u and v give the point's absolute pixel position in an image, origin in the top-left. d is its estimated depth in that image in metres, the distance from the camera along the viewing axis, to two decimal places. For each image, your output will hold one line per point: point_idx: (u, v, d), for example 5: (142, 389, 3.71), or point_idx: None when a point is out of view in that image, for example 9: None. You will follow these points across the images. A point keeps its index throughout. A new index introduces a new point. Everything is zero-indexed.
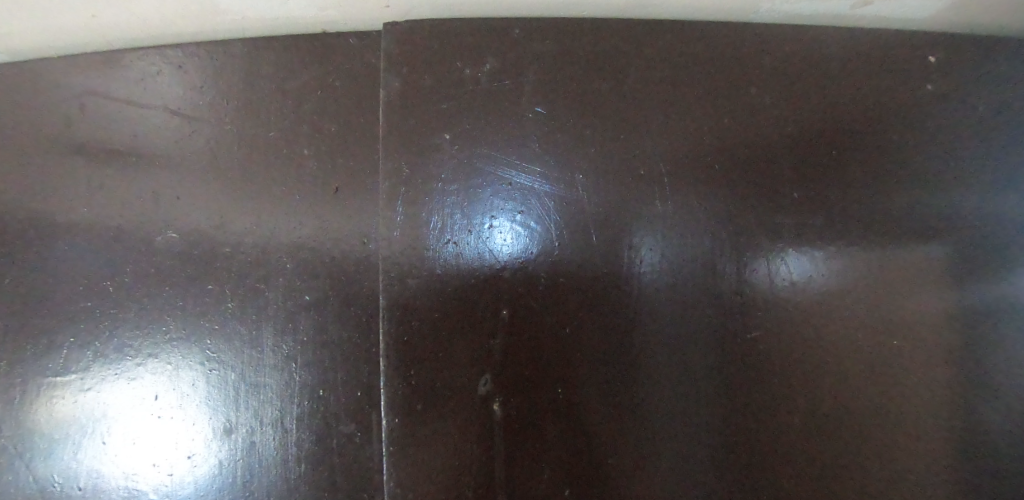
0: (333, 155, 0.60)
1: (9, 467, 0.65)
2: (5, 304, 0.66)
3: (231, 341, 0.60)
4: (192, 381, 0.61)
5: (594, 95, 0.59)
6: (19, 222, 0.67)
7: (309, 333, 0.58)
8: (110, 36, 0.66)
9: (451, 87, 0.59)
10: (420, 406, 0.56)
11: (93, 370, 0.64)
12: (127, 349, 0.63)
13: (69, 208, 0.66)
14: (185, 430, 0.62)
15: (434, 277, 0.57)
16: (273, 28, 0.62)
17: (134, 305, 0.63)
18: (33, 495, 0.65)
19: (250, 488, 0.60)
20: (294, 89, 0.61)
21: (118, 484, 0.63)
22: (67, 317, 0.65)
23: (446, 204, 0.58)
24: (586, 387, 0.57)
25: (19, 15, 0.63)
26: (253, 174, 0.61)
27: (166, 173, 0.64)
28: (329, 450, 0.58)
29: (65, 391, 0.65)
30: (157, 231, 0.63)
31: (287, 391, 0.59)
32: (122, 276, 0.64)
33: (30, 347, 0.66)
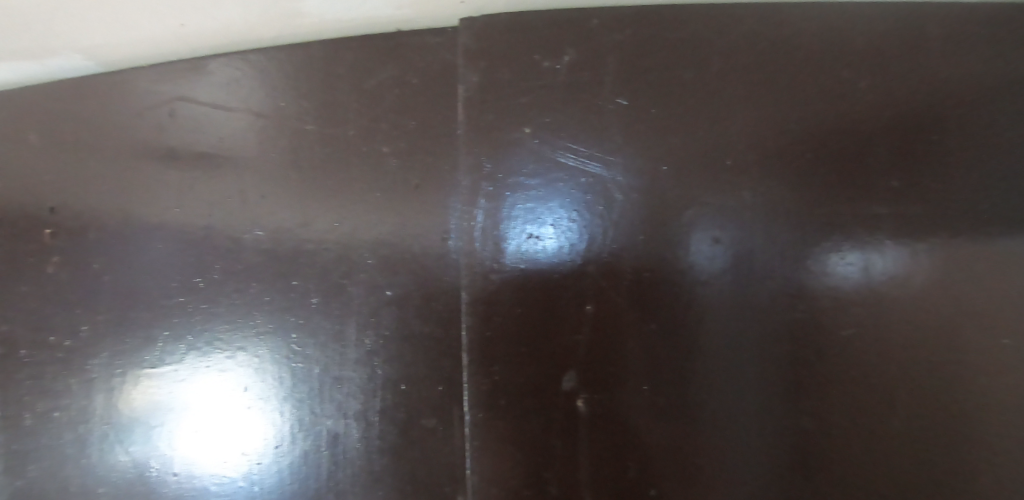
0: (412, 152, 0.60)
1: (116, 450, 0.70)
2: (111, 300, 0.71)
3: (315, 335, 0.61)
4: (279, 373, 0.63)
5: (675, 83, 0.58)
6: (121, 223, 0.72)
7: (392, 328, 0.59)
8: (197, 42, 0.69)
9: (529, 80, 0.58)
10: (504, 401, 0.57)
11: (187, 362, 0.68)
12: (218, 342, 0.66)
13: (163, 209, 0.70)
14: (272, 420, 0.64)
15: (516, 272, 0.57)
16: (350, 29, 0.63)
17: (224, 300, 0.65)
18: (135, 478, 0.69)
19: (334, 479, 0.61)
20: (372, 87, 0.62)
21: (210, 471, 0.66)
22: (162, 312, 0.69)
23: (528, 198, 0.57)
24: (673, 383, 0.55)
25: (116, 27, 0.67)
26: (333, 172, 0.62)
27: (249, 172, 0.66)
28: (411, 445, 0.59)
29: (162, 381, 0.69)
30: (243, 229, 0.65)
31: (371, 384, 0.60)
32: (211, 273, 0.66)
33: (131, 340, 0.70)
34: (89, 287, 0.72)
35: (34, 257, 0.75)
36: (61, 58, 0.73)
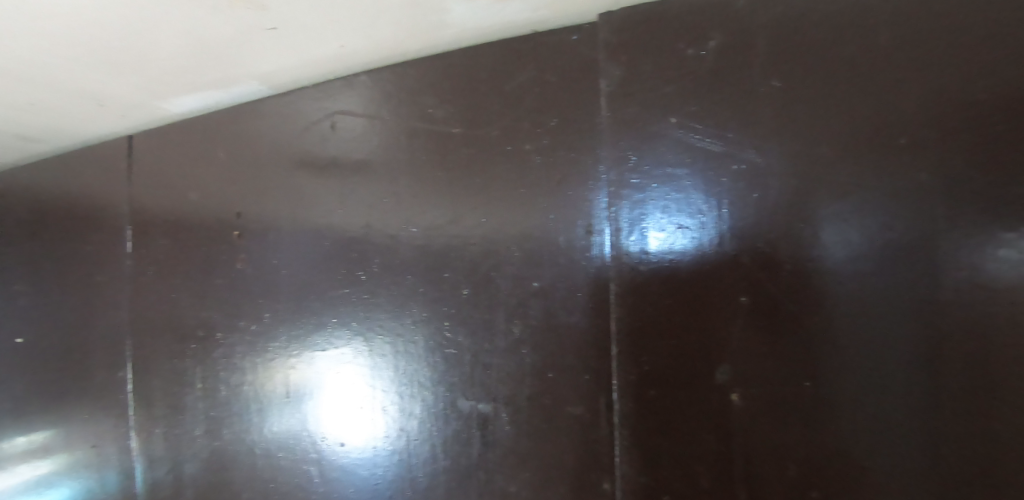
0: (555, 148, 0.62)
1: (295, 420, 0.81)
2: (288, 291, 0.81)
3: (465, 324, 0.66)
4: (431, 358, 0.68)
5: (834, 60, 0.54)
6: (292, 224, 0.81)
7: (538, 318, 0.62)
8: (352, 61, 0.76)
9: (672, 69, 0.58)
10: (653, 392, 0.57)
11: (351, 345, 0.75)
12: (378, 329, 0.72)
13: (327, 210, 0.78)
14: (425, 401, 0.69)
15: (664, 263, 0.57)
16: (489, 35, 0.67)
17: (383, 291, 0.72)
18: (310, 446, 0.79)
19: (483, 458, 0.65)
20: (513, 89, 0.65)
21: (371, 444, 0.74)
22: (330, 302, 0.77)
23: (675, 189, 0.57)
24: (838, 381, 0.52)
25: (289, 55, 0.75)
26: (478, 171, 0.66)
27: (402, 174, 0.71)
28: (557, 430, 0.61)
29: (330, 361, 0.77)
30: (398, 227, 0.71)
31: (518, 371, 0.63)
32: (370, 267, 0.73)
33: (304, 326, 0.80)
34: (270, 280, 0.83)
35: (228, 255, 0.88)
36: (243, 85, 0.85)
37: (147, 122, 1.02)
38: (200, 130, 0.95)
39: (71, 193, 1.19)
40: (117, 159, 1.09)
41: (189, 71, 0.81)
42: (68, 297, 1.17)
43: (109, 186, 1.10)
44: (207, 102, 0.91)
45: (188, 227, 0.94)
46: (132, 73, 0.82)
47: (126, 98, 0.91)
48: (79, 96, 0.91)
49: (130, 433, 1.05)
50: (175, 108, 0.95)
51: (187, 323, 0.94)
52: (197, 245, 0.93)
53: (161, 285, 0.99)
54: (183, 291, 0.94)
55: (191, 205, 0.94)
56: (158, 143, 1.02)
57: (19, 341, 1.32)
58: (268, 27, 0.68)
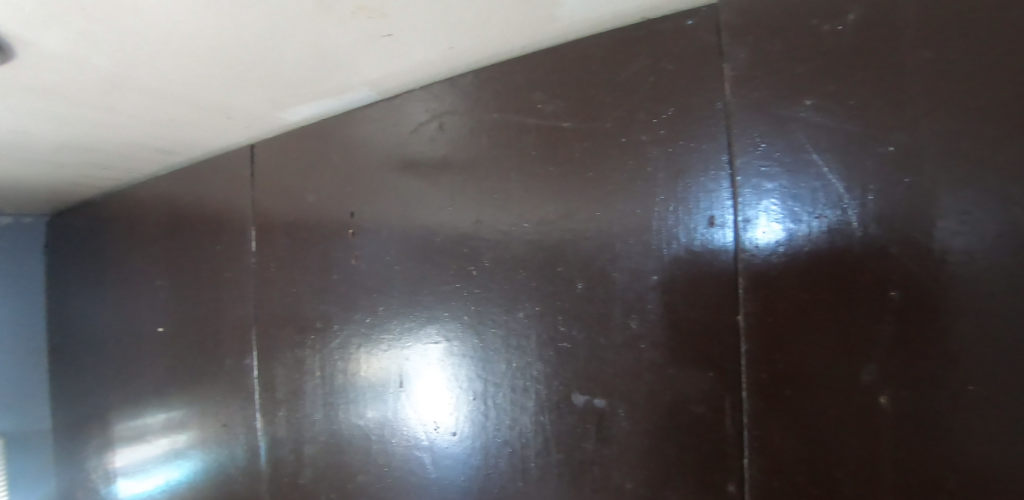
0: (673, 139, 0.61)
1: (408, 409, 0.84)
2: (400, 285, 0.85)
3: (580, 319, 0.66)
4: (543, 352, 0.69)
5: (1004, 25, 0.47)
6: (403, 221, 0.85)
7: (658, 311, 0.61)
8: (459, 61, 0.77)
9: (805, 49, 0.54)
10: (787, 392, 0.54)
11: (461, 337, 0.77)
12: (489, 322, 0.74)
13: (436, 207, 0.80)
14: (537, 394, 0.69)
15: (800, 255, 0.54)
16: (597, 26, 0.66)
17: (494, 285, 0.73)
18: (423, 434, 0.83)
19: (598, 454, 0.65)
20: (626, 80, 0.64)
21: (482, 436, 0.75)
22: (440, 296, 0.79)
23: (809, 176, 0.54)
24: (1014, 387, 0.46)
25: (400, 61, 0.77)
26: (591, 164, 0.66)
27: (511, 170, 0.73)
28: (678, 427, 0.60)
29: (441, 353, 0.80)
30: (508, 223, 0.72)
31: (636, 366, 0.62)
32: (481, 262, 0.75)
33: (415, 319, 0.82)
34: (382, 275, 0.87)
35: (344, 252, 0.93)
36: (355, 92, 0.89)
37: (268, 131, 1.10)
38: (316, 136, 1.02)
39: (204, 197, 1.31)
40: (242, 166, 1.19)
41: (309, 82, 0.86)
42: (202, 291, 1.30)
43: (235, 190, 1.21)
44: (324, 109, 0.97)
45: (306, 226, 1.01)
46: (259, 87, 0.89)
47: (252, 110, 0.99)
48: (212, 111, 1.00)
49: (256, 415, 1.15)
50: (294, 117, 1.02)
51: (307, 315, 1.01)
52: (315, 243, 0.99)
53: (282, 280, 1.07)
54: (303, 285, 1.01)
55: (308, 206, 1.01)
56: (278, 148, 1.10)
57: (160, 329, 1.48)
58: (386, 34, 0.69)
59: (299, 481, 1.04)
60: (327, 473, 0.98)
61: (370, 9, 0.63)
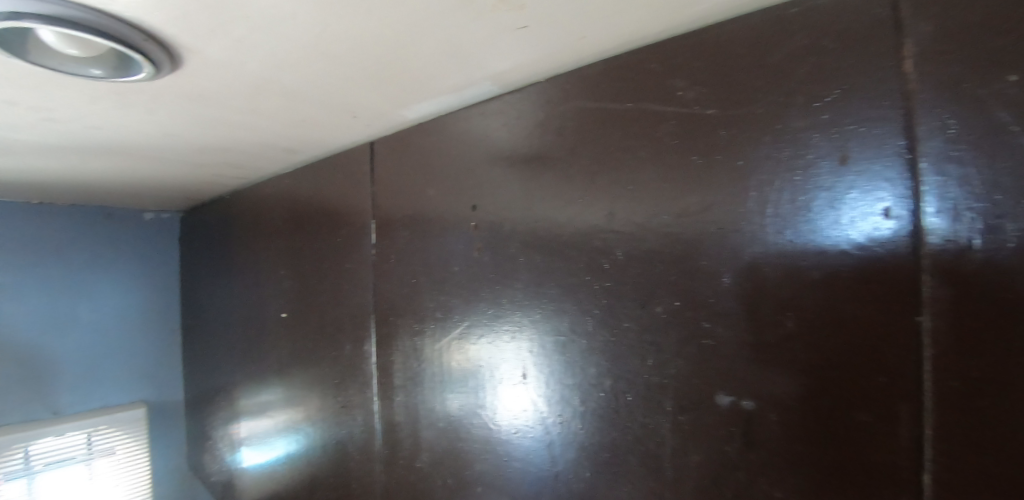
0: (838, 125, 0.56)
1: (531, 402, 0.84)
2: (525, 278, 0.84)
3: (724, 315, 0.63)
4: (683, 349, 0.66)
5: None
6: (527, 215, 0.84)
7: (818, 310, 0.57)
8: (589, 51, 0.76)
9: (1010, 16, 0.48)
10: (982, 404, 0.48)
11: (592, 331, 0.75)
12: (621, 316, 0.72)
13: (564, 200, 0.79)
14: (675, 393, 0.67)
15: (1003, 252, 0.47)
16: (746, 6, 0.62)
17: (627, 279, 0.71)
18: (546, 428, 0.82)
19: (743, 458, 0.62)
20: (780, 62, 0.60)
21: (611, 432, 0.74)
22: (568, 290, 0.78)
23: (1015, 161, 0.47)
24: None
25: (530, 53, 0.77)
26: (740, 153, 0.62)
27: (646, 160, 0.71)
28: (839, 436, 0.56)
29: (568, 347, 0.78)
30: (643, 215, 0.70)
31: (791, 367, 0.58)
32: (612, 255, 0.73)
33: (540, 312, 0.82)
34: (505, 268, 0.87)
35: (465, 245, 0.95)
36: (477, 87, 0.90)
37: (387, 129, 1.15)
38: (435, 131, 1.04)
39: (325, 192, 1.39)
40: (362, 162, 1.25)
41: (435, 79, 0.87)
42: (321, 280, 1.38)
43: (354, 185, 1.26)
44: (445, 105, 0.99)
45: (426, 220, 1.03)
46: (387, 87, 0.91)
47: (376, 110, 1.03)
48: (340, 113, 1.05)
49: (373, 400, 1.20)
50: (414, 115, 1.05)
51: (426, 305, 1.03)
52: (435, 235, 1.01)
53: (399, 271, 1.10)
54: (422, 276, 1.04)
55: (428, 199, 1.03)
56: (397, 145, 1.14)
57: (283, 315, 1.60)
58: (520, 26, 0.69)
59: (415, 464, 1.08)
60: (445, 459, 1.00)
61: (510, 2, 0.63)
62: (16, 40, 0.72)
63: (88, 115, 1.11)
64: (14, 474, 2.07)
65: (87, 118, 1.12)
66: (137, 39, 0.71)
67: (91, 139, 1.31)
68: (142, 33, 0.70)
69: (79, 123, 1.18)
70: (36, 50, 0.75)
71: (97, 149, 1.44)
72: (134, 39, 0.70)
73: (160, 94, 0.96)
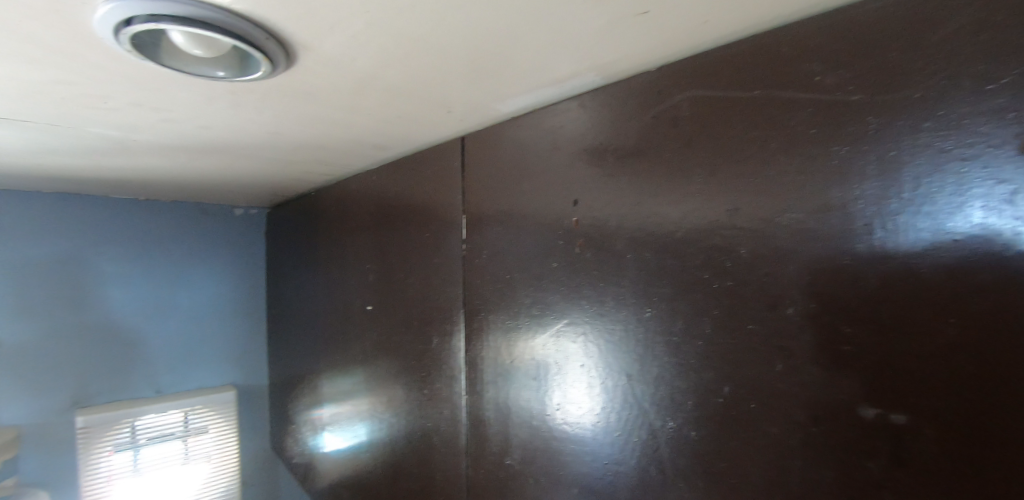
0: (1017, 109, 0.51)
1: (637, 404, 0.81)
2: (631, 275, 0.81)
3: (868, 319, 0.58)
4: (816, 355, 0.62)
5: None
6: (635, 210, 0.81)
7: (988, 316, 0.51)
8: (708, 37, 0.72)
9: None
10: None
11: (709, 334, 0.71)
12: (744, 318, 0.68)
13: (677, 194, 0.76)
14: (806, 402, 0.63)
15: None
16: None
17: (751, 279, 0.68)
18: (654, 432, 0.79)
19: (889, 477, 0.57)
20: (942, 42, 0.55)
21: (730, 440, 0.70)
22: (682, 289, 0.75)
23: None
24: None
25: (644, 41, 0.74)
26: (891, 143, 0.58)
27: (774, 152, 0.66)
28: (1011, 458, 0.50)
29: (682, 349, 0.75)
30: (770, 210, 0.66)
31: (951, 379, 0.53)
32: (733, 253, 0.69)
33: (650, 312, 0.79)
34: (609, 266, 0.85)
35: (563, 241, 0.93)
36: (580, 78, 0.88)
37: (479, 124, 1.15)
38: (530, 125, 1.03)
39: (411, 187, 1.41)
40: (450, 158, 1.26)
41: (539, 71, 0.86)
42: (407, 274, 1.41)
43: (443, 181, 1.27)
44: (543, 98, 0.98)
45: (520, 216, 1.02)
46: (488, 80, 0.91)
47: (472, 104, 1.03)
48: (436, 108, 1.06)
49: (459, 394, 1.20)
50: (509, 108, 1.04)
51: (518, 302, 1.02)
52: (532, 231, 0.99)
53: (489, 267, 1.10)
54: (515, 273, 1.03)
55: (523, 195, 1.02)
56: (489, 140, 1.13)
57: (368, 307, 1.64)
58: (640, 12, 0.67)
59: (505, 462, 1.07)
60: (538, 459, 0.99)
61: None
62: (150, 44, 0.76)
63: (201, 116, 1.17)
64: (122, 445, 2.29)
65: (200, 118, 1.19)
66: (259, 38, 0.72)
67: (200, 139, 1.40)
68: (264, 31, 0.71)
69: (191, 124, 1.25)
70: (166, 52, 0.79)
71: (203, 148, 1.53)
72: (257, 38, 0.72)
73: (271, 94, 1.00)
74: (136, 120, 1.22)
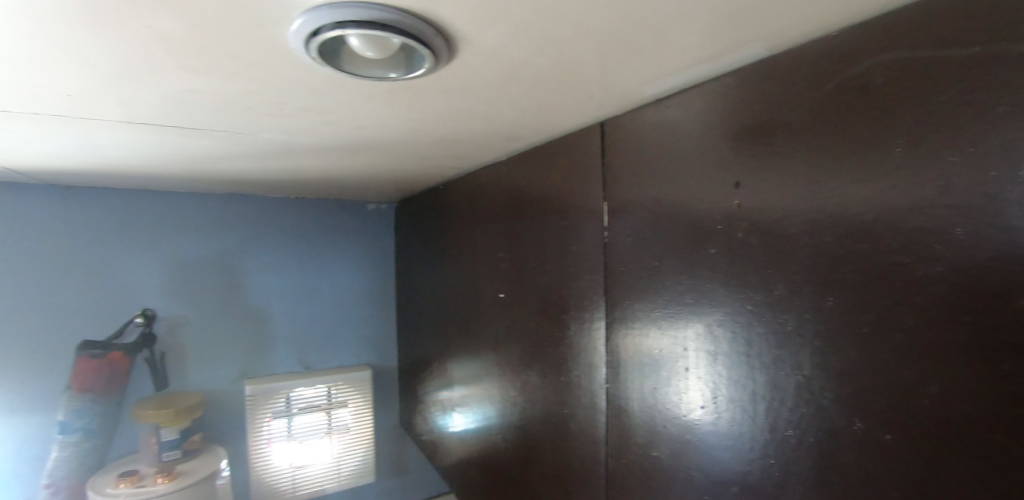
0: None
1: (811, 400, 0.76)
2: (807, 262, 0.76)
3: None
4: None
5: None
6: (811, 191, 0.75)
7: None
8: None
9: None
10: None
11: (911, 327, 0.65)
12: (959, 310, 0.61)
13: (865, 172, 0.69)
14: None
15: None
16: None
17: (968, 265, 0.60)
18: (833, 430, 0.73)
19: None
20: None
21: (935, 445, 0.63)
22: (873, 277, 0.68)
23: None
24: None
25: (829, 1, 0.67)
26: None
27: (1000, 118, 0.58)
28: None
29: (873, 343, 0.69)
30: (995, 186, 0.58)
31: None
32: (943, 235, 0.62)
33: (830, 302, 0.73)
34: (779, 251, 0.79)
35: (722, 226, 0.88)
36: (743, 51, 0.82)
37: (619, 110, 1.12)
38: (679, 106, 0.99)
39: (545, 176, 1.42)
40: (587, 144, 1.25)
41: (699, 46, 0.82)
42: (542, 263, 1.43)
43: (580, 168, 1.27)
44: (695, 76, 0.93)
45: (670, 201, 0.99)
46: (641, 61, 0.88)
47: (618, 88, 1.01)
48: (579, 94, 1.05)
49: (598, 382, 1.20)
50: (656, 90, 1.00)
51: (667, 291, 0.99)
52: (684, 217, 0.96)
53: (633, 255, 1.08)
54: (663, 260, 1.00)
55: (673, 179, 0.99)
56: (630, 124, 1.11)
57: (500, 295, 1.69)
58: None
59: (651, 454, 1.05)
60: (690, 454, 0.96)
61: None
62: (332, 51, 0.84)
63: (358, 116, 1.27)
64: (280, 413, 2.61)
65: (356, 117, 1.29)
66: (430, 36, 0.77)
67: (352, 138, 1.52)
68: (435, 28, 0.75)
69: (347, 124, 1.36)
70: (344, 58, 0.87)
71: (352, 147, 1.66)
72: (428, 35, 0.76)
73: (425, 91, 1.06)
74: (302, 123, 1.36)
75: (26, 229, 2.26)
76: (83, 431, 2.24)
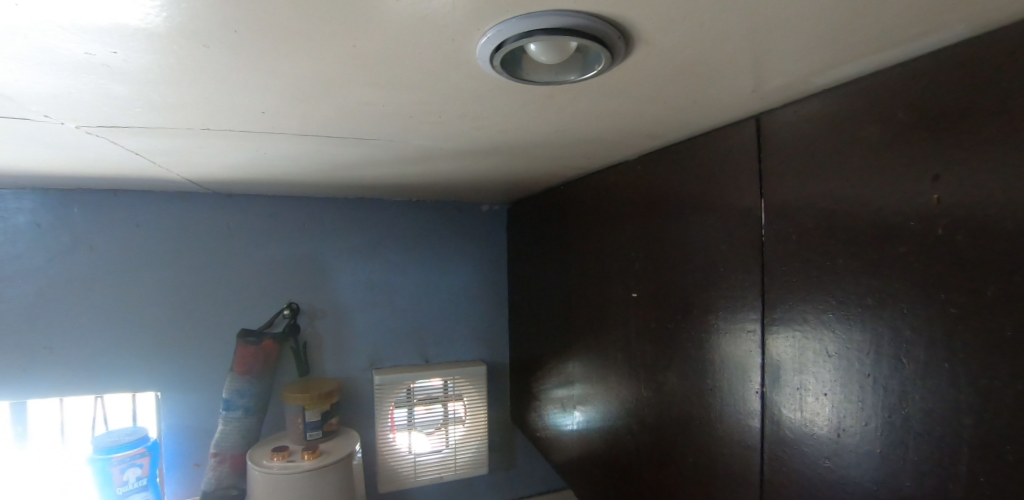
0: None
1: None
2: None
3: None
4: None
5: None
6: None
7: None
8: None
9: None
10: None
11: None
12: None
13: None
14: None
15: None
16: None
17: None
18: None
19: None
20: None
21: None
22: None
23: None
24: None
25: None
26: None
27: None
28: None
29: None
30: None
31: None
32: None
33: None
34: (992, 249, 0.74)
35: (912, 223, 0.83)
36: (941, 34, 0.77)
37: (777, 104, 1.09)
38: (853, 96, 0.94)
39: (685, 174, 1.41)
40: (736, 140, 1.22)
41: (891, 32, 0.77)
42: (682, 261, 1.41)
43: (727, 165, 1.24)
44: (877, 64, 0.88)
45: (843, 197, 0.94)
46: (818, 51, 0.85)
47: (783, 81, 0.98)
48: (738, 89, 1.03)
49: (750, 385, 1.17)
50: (827, 81, 0.96)
51: (840, 292, 0.95)
52: (863, 213, 0.91)
53: (796, 254, 1.04)
54: (835, 259, 0.96)
55: (847, 174, 0.94)
56: (790, 118, 1.07)
57: (632, 294, 1.69)
58: None
59: (818, 461, 1.01)
60: (869, 465, 0.91)
61: None
62: (512, 59, 0.90)
63: (503, 120, 1.34)
64: (401, 402, 2.80)
65: (503, 121, 1.35)
66: (613, 38, 0.80)
67: (489, 141, 1.60)
68: (619, 31, 0.79)
69: (492, 129, 1.43)
70: (519, 66, 0.93)
71: (487, 150, 1.74)
72: (612, 38, 0.80)
73: (580, 93, 1.09)
74: (450, 129, 1.45)
75: (201, 230, 2.62)
76: (244, 409, 2.55)
